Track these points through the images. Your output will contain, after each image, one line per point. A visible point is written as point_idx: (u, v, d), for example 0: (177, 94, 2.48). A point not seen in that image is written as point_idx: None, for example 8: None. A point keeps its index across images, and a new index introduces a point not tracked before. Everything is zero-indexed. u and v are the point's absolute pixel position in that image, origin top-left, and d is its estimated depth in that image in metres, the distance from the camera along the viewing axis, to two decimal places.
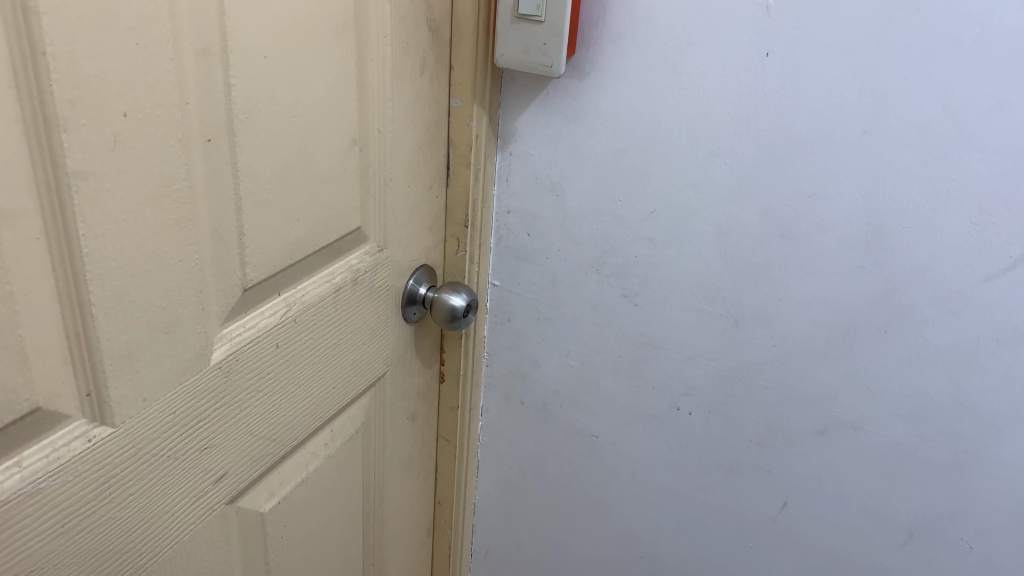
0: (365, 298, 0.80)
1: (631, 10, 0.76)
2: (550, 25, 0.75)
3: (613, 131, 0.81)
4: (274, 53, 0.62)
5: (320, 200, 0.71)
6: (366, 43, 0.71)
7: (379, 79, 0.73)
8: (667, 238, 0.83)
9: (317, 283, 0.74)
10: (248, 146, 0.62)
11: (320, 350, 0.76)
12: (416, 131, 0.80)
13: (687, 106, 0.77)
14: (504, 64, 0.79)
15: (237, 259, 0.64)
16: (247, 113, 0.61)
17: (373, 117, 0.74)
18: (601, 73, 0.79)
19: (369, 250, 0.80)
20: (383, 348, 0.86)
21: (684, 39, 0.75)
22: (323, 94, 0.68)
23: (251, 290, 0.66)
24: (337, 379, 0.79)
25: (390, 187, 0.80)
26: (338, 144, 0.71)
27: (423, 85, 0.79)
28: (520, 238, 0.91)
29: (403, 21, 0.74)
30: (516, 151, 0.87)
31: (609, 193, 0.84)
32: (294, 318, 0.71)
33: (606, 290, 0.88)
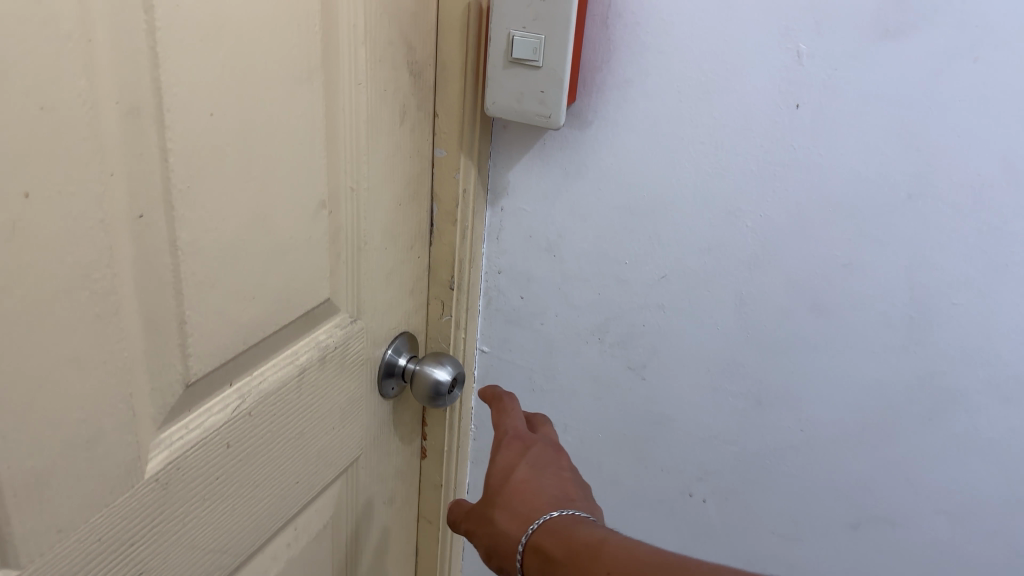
0: (335, 377, 0.70)
1: (640, 53, 0.66)
2: (548, 70, 0.65)
3: (618, 186, 0.72)
4: (222, 109, 0.51)
5: (281, 273, 0.61)
6: (336, 92, 0.61)
7: (351, 131, 0.64)
8: (679, 307, 0.73)
9: (278, 366, 0.63)
10: (191, 219, 0.52)
11: (281, 443, 0.65)
12: (395, 187, 0.71)
13: (704, 161, 0.67)
14: (495, 113, 0.70)
15: (177, 350, 0.54)
16: (189, 181, 0.51)
17: (345, 174, 0.65)
18: (605, 123, 0.70)
19: (341, 321, 0.70)
20: (357, 429, 0.75)
21: (701, 86, 0.65)
22: (284, 153, 0.57)
23: (195, 385, 0.56)
24: (301, 472, 0.69)
25: (365, 250, 0.69)
26: (303, 207, 0.61)
27: (402, 135, 0.69)
28: (512, 300, 0.81)
29: (379, 65, 0.64)
30: (507, 206, 0.78)
31: (613, 255, 0.74)
32: (249, 411, 0.61)
33: (609, 361, 0.78)
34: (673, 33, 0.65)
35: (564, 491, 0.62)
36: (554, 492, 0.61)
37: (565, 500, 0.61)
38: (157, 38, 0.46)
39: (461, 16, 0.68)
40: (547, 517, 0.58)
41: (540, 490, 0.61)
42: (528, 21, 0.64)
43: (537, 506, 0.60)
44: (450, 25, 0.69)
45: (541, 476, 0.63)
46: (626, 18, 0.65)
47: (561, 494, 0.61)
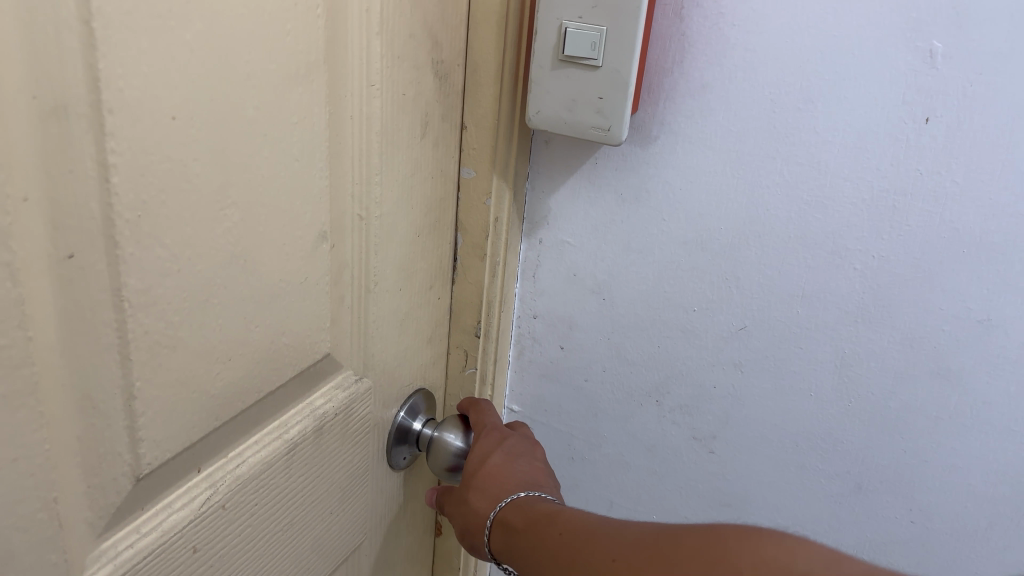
0: (334, 450, 0.56)
1: (723, 51, 0.54)
2: (609, 71, 0.53)
3: (687, 216, 0.59)
4: (190, 114, 0.37)
5: (267, 325, 0.47)
6: (341, 96, 0.47)
7: (361, 145, 0.50)
8: (761, 368, 0.61)
9: (263, 443, 0.49)
10: (146, 262, 0.38)
11: (264, 538, 0.51)
12: (413, 214, 0.58)
13: (800, 188, 0.55)
14: (537, 125, 0.57)
15: (125, 435, 0.39)
16: (141, 209, 0.37)
17: (352, 198, 0.51)
18: (674, 139, 0.57)
19: (342, 380, 0.56)
20: (359, 508, 0.61)
21: (801, 93, 0.52)
22: (275, 173, 0.44)
23: (150, 476, 0.42)
24: (290, 569, 0.55)
25: (376, 292, 0.56)
26: (299, 243, 0.47)
27: (423, 152, 0.56)
28: (550, 351, 0.70)
29: (400, 62, 0.51)
30: (547, 239, 0.66)
31: (678, 301, 0.62)
32: (222, 504, 0.46)
33: (670, 430, 0.67)
34: (765, 26, 0.52)
35: (535, 479, 0.60)
36: (524, 477, 0.59)
37: (533, 486, 0.58)
38: (96, 9, 0.32)
39: (500, 4, 0.55)
40: (514, 496, 0.56)
41: (510, 476, 0.59)
42: (586, 10, 0.52)
43: (507, 487, 0.58)
44: (485, 16, 0.56)
45: (515, 463, 0.60)
46: (706, 8, 0.53)
47: (531, 480, 0.59)
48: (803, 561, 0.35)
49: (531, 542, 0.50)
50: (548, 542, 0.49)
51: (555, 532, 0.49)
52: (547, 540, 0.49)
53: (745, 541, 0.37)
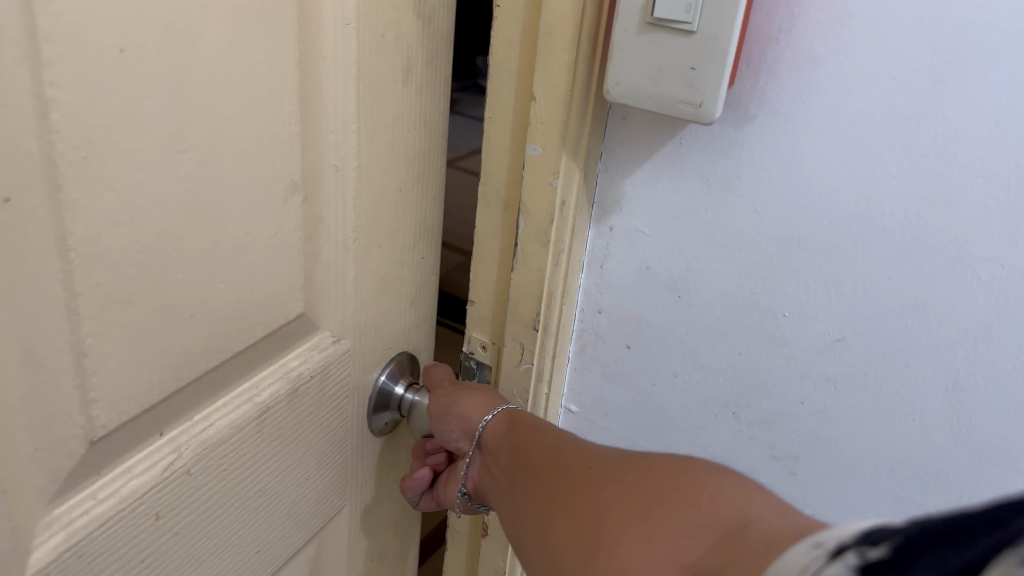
0: (310, 414, 0.52)
1: (841, 19, 0.45)
2: (705, 37, 0.45)
3: (781, 206, 0.51)
4: (142, 49, 0.34)
5: (233, 280, 0.43)
6: (315, 39, 0.43)
7: (341, 92, 0.46)
8: (858, 385, 0.53)
9: (231, 405, 0.45)
10: (90, 211, 0.34)
11: (234, 504, 0.48)
12: (398, 167, 0.53)
13: (921, 184, 0.46)
14: (614, 99, 0.50)
15: (75, 394, 0.36)
16: (86, 149, 0.33)
17: (326, 146, 0.46)
18: (775, 120, 0.49)
19: (318, 342, 0.51)
20: (337, 474, 0.57)
21: (934, 72, 0.44)
22: (239, 122, 0.40)
23: (105, 439, 0.38)
24: (263, 535, 0.51)
25: (359, 250, 0.52)
26: (267, 194, 0.43)
27: (409, 101, 0.52)
28: (616, 351, 0.62)
29: (381, 0, 0.46)
30: (619, 226, 0.58)
31: (767, 304, 0.54)
32: (187, 469, 0.43)
33: (747, 447, 0.59)
34: None
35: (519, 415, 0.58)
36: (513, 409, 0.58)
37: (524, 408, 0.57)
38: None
39: None
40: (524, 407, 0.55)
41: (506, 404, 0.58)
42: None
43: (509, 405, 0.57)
44: None
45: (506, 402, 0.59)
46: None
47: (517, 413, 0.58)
48: (758, 504, 0.33)
49: (530, 434, 0.50)
50: (543, 439, 0.48)
51: (552, 436, 0.48)
52: (544, 438, 0.48)
53: (707, 481, 0.35)
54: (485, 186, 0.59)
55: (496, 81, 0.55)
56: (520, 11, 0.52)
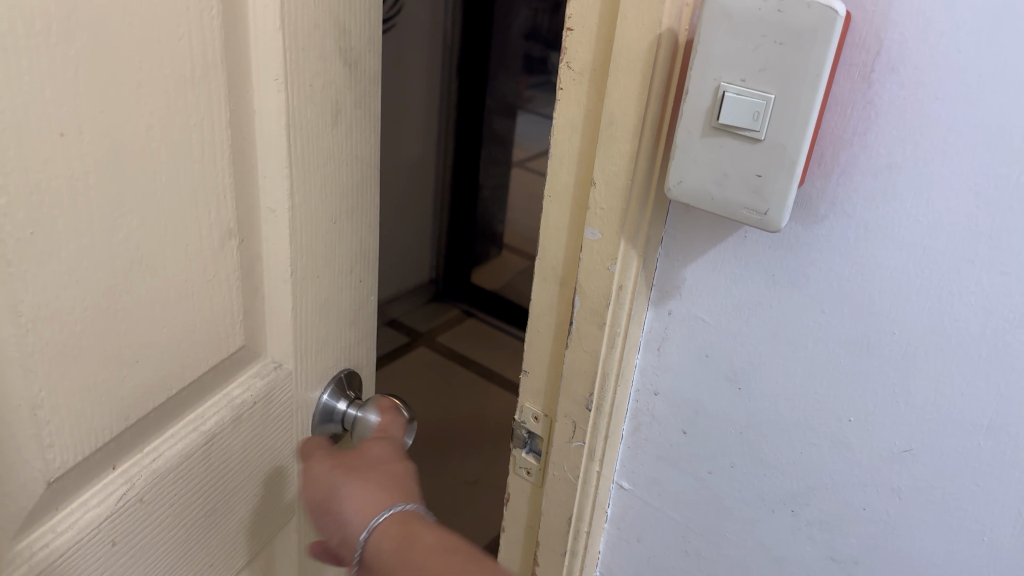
0: (257, 437, 0.52)
1: (920, 130, 0.42)
2: (773, 146, 0.42)
3: (852, 310, 0.47)
4: (81, 127, 0.35)
5: (175, 325, 0.43)
6: (243, 93, 0.44)
7: (270, 142, 0.47)
8: (925, 500, 0.49)
9: (177, 435, 0.46)
10: (35, 279, 0.35)
11: (186, 527, 0.48)
12: (329, 200, 0.53)
13: (1001, 303, 0.43)
14: (675, 197, 0.46)
15: (31, 443, 0.37)
16: (32, 227, 0.34)
17: (256, 189, 0.47)
18: (846, 223, 0.46)
19: (260, 370, 0.52)
20: (284, 491, 0.57)
21: (1019, 190, 0.41)
22: (173, 180, 0.40)
23: (62, 476, 0.39)
24: (215, 552, 0.52)
25: (296, 283, 0.52)
26: (204, 241, 0.44)
27: (336, 141, 0.52)
28: (670, 436, 0.58)
29: (306, 54, 0.47)
30: (679, 311, 0.54)
31: (834, 408, 0.50)
32: (140, 497, 0.44)
33: (804, 547, 0.54)
34: (979, 103, 0.40)
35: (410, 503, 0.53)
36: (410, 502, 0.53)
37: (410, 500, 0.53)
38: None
39: (647, 53, 0.45)
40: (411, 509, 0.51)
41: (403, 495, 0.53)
42: (751, 72, 0.41)
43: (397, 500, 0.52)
44: (629, 62, 0.46)
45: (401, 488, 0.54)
46: (904, 75, 0.42)
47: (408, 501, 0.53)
48: None
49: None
50: None
51: None
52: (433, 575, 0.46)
53: None
54: (543, 261, 0.56)
55: (555, 161, 0.53)
56: (584, 96, 0.50)
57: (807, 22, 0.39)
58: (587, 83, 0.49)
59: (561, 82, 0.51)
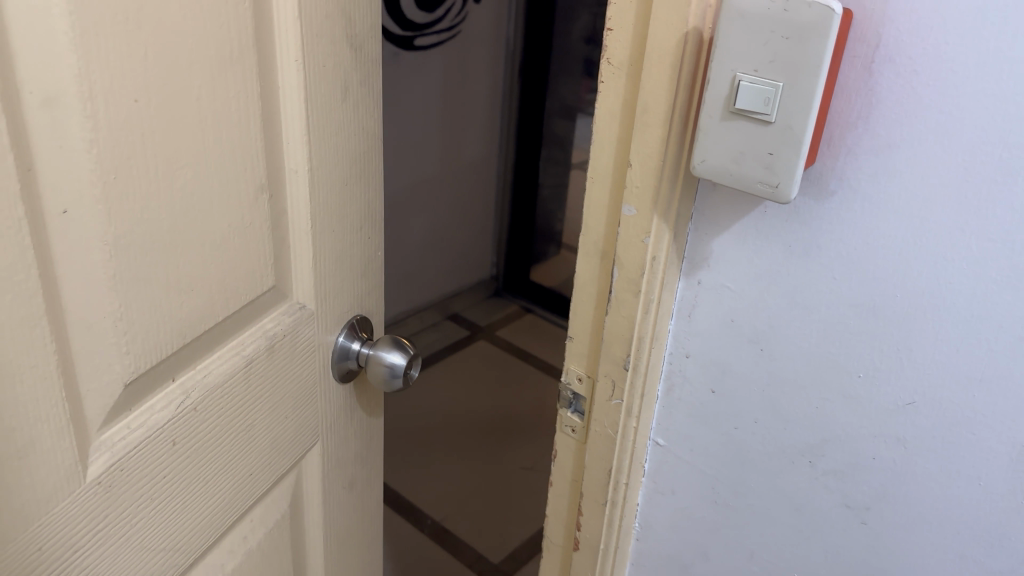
0: (286, 365, 0.61)
1: (914, 113, 0.48)
2: (782, 127, 0.48)
3: (860, 276, 0.53)
4: (150, 94, 0.43)
5: (220, 262, 0.52)
6: (269, 70, 0.52)
7: (291, 112, 0.55)
8: (926, 449, 0.54)
9: (222, 357, 0.55)
10: (118, 214, 0.43)
11: (229, 437, 0.57)
12: (340, 163, 0.61)
13: (990, 268, 0.48)
14: (700, 174, 0.53)
15: (114, 349, 0.46)
16: (116, 172, 0.42)
17: (282, 152, 0.55)
18: (852, 197, 0.52)
19: (287, 308, 0.60)
20: (308, 418, 0.66)
21: (1001, 164, 0.46)
22: (218, 141, 0.49)
23: (136, 381, 0.48)
24: (254, 462, 0.61)
25: (314, 235, 0.60)
26: (243, 194, 0.52)
27: (347, 114, 0.60)
28: (701, 395, 0.64)
29: (319, 39, 0.55)
30: (707, 280, 0.61)
31: (845, 365, 0.56)
32: (195, 406, 0.53)
33: (820, 495, 0.60)
34: (964, 89, 0.46)
35: None
36: None
37: None
38: (74, 5, 0.38)
39: (675, 49, 0.52)
40: None
41: None
42: (762, 64, 0.48)
43: None
44: (660, 57, 0.53)
45: None
46: (899, 64, 0.48)
47: None
48: None
49: None
50: None
51: None
52: None
53: None
54: (586, 236, 0.63)
55: (598, 145, 0.60)
56: (621, 87, 0.57)
57: (808, 20, 0.45)
58: (624, 76, 0.56)
59: (603, 76, 0.58)
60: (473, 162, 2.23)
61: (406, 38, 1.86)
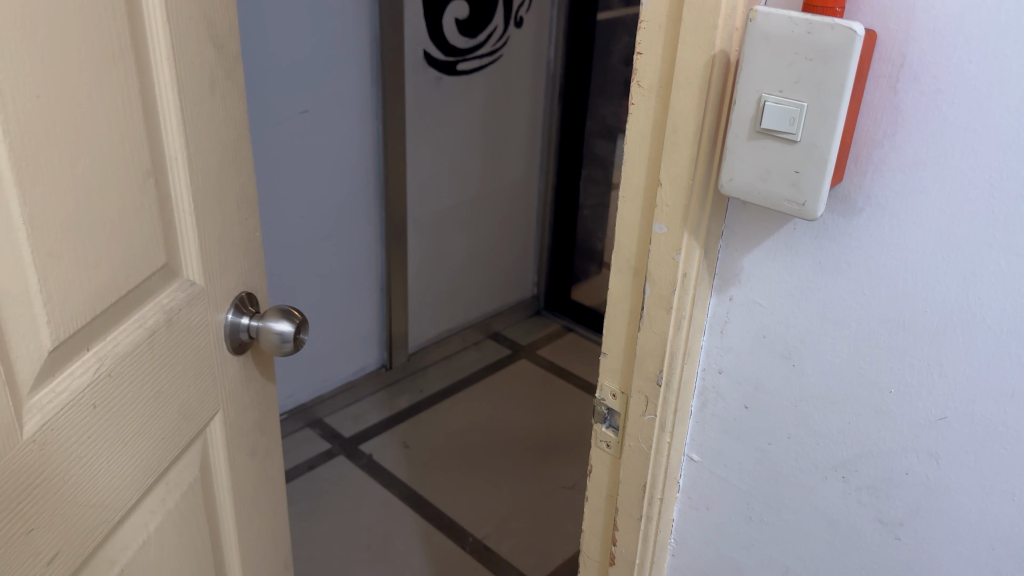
0: (184, 336, 0.65)
1: (941, 130, 0.49)
2: (807, 146, 0.49)
3: (888, 291, 0.54)
4: (50, 90, 0.48)
5: (119, 240, 0.56)
6: (145, 66, 0.57)
7: (167, 105, 0.60)
8: (959, 462, 0.54)
9: (127, 329, 0.59)
10: (34, 194, 0.48)
11: (141, 403, 0.61)
12: (211, 150, 0.66)
13: (1018, 282, 0.48)
14: (728, 193, 0.54)
15: (37, 319, 0.50)
16: (30, 158, 0.47)
17: (161, 141, 0.60)
18: (880, 213, 0.53)
19: (180, 284, 0.65)
20: (209, 388, 0.70)
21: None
22: (110, 130, 0.54)
23: (57, 348, 0.53)
24: (167, 428, 0.65)
25: (197, 217, 0.65)
26: (133, 179, 0.57)
27: (214, 105, 0.65)
28: (734, 410, 0.65)
29: (183, 37, 0.60)
30: (739, 296, 0.61)
31: (876, 380, 0.56)
32: (109, 372, 0.57)
33: (855, 509, 0.61)
34: (988, 104, 0.47)
35: None
36: None
37: None
38: None
39: (703, 71, 0.54)
40: None
41: None
42: (787, 85, 0.49)
43: None
44: (689, 80, 0.54)
45: None
46: (924, 82, 0.48)
47: None
48: None
49: None
50: None
51: None
52: None
53: None
54: (620, 254, 0.64)
55: (629, 165, 0.61)
56: (651, 109, 0.58)
57: (831, 41, 0.46)
58: (654, 98, 0.58)
59: (633, 98, 0.59)
60: (515, 184, 2.26)
61: (448, 64, 1.90)
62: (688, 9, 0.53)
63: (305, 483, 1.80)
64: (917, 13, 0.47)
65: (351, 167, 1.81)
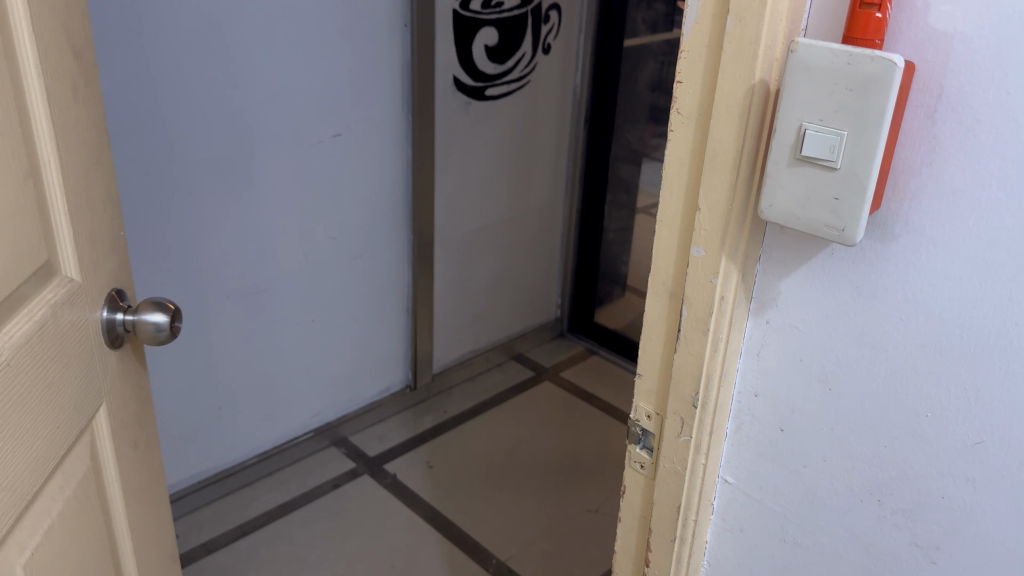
0: (67, 332, 0.66)
1: (979, 159, 0.50)
2: (846, 173, 0.50)
3: (926, 316, 0.55)
4: None
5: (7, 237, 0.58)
6: (18, 74, 0.60)
7: (39, 110, 0.63)
8: (996, 487, 0.55)
9: (19, 321, 0.60)
10: None
11: (37, 393, 0.62)
12: (76, 154, 0.68)
13: None
14: (768, 218, 0.55)
15: None
16: None
17: (35, 144, 0.62)
18: (917, 240, 0.54)
19: (60, 282, 0.66)
20: (94, 378, 0.71)
21: None
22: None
23: None
24: (60, 418, 0.65)
25: (71, 216, 0.67)
26: (15, 180, 0.59)
27: (78, 109, 0.69)
28: (769, 433, 0.66)
29: (49, 46, 0.63)
30: (775, 319, 0.62)
31: (912, 404, 0.57)
32: (7, 362, 0.58)
33: (890, 533, 0.61)
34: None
35: None
36: None
37: None
38: None
39: (742, 100, 0.55)
40: None
41: None
42: (827, 114, 0.50)
43: None
44: (728, 108, 0.56)
45: None
46: (962, 113, 0.50)
47: None
48: None
49: None
50: None
51: None
52: None
53: None
54: (656, 276, 0.66)
55: (667, 190, 0.63)
56: (690, 135, 0.60)
57: (871, 72, 0.48)
58: (693, 125, 0.59)
59: (672, 125, 0.61)
60: (541, 207, 2.28)
61: (477, 89, 1.94)
62: (728, 40, 0.54)
63: (328, 502, 1.81)
64: (955, 45, 0.49)
65: (379, 189, 1.83)
